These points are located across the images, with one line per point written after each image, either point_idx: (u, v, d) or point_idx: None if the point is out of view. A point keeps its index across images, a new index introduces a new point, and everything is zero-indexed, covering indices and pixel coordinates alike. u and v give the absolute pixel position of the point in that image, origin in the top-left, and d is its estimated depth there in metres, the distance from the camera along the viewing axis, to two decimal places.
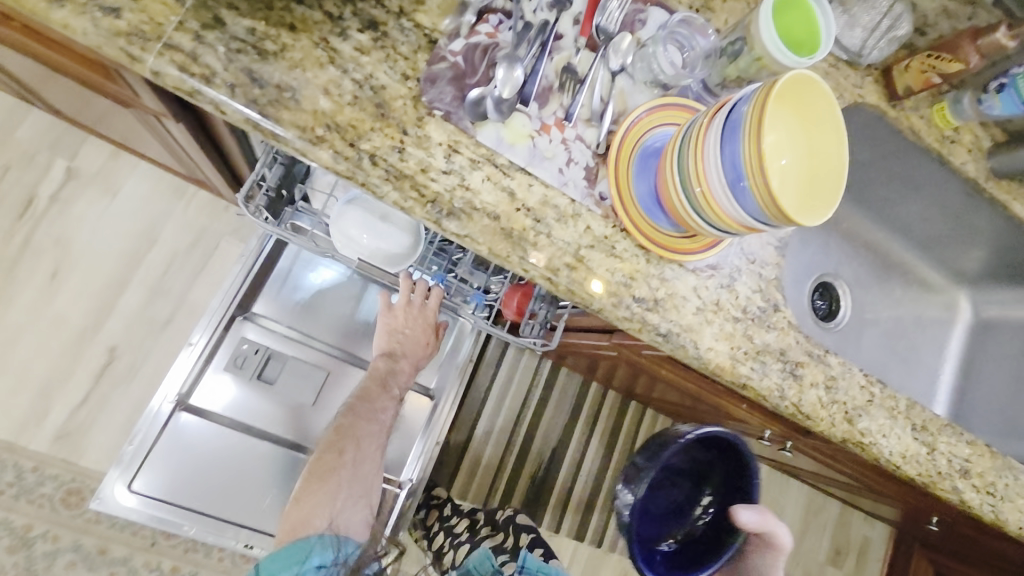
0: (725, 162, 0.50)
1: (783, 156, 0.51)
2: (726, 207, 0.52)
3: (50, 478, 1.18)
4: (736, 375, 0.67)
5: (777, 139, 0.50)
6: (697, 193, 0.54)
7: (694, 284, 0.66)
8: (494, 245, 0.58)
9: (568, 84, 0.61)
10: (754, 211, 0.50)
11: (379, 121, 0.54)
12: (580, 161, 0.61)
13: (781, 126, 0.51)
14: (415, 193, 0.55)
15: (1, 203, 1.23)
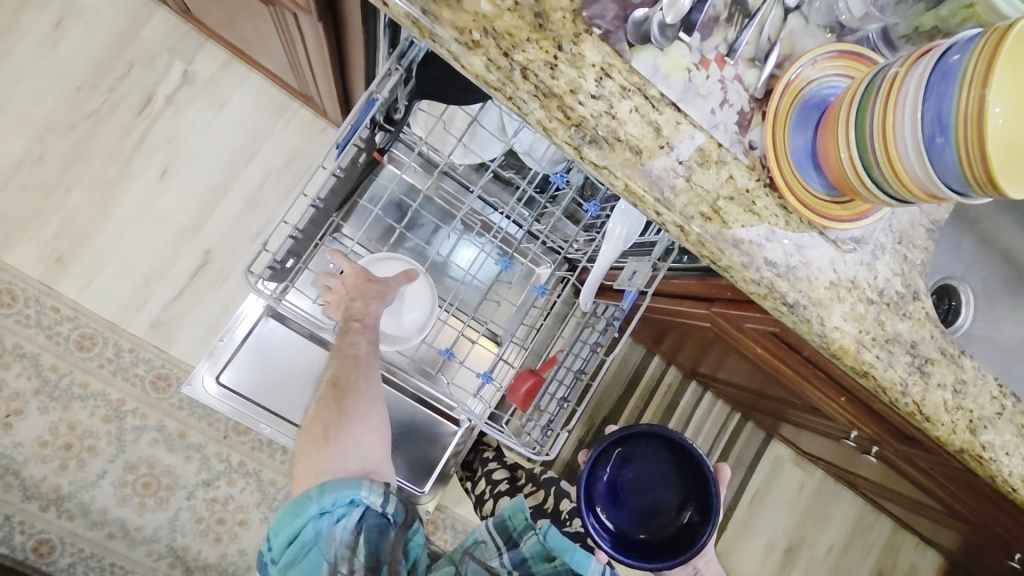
0: (925, 114, 0.45)
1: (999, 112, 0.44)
2: (914, 168, 0.46)
3: (144, 361, 1.26)
4: (859, 361, 0.62)
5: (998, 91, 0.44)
6: (877, 149, 0.48)
7: (832, 256, 0.61)
8: (631, 181, 0.55)
9: (735, 18, 0.56)
10: (949, 173, 0.45)
11: (535, 32, 0.51)
12: (735, 104, 0.57)
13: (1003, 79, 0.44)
14: (560, 114, 0.53)
15: (123, 98, 1.25)
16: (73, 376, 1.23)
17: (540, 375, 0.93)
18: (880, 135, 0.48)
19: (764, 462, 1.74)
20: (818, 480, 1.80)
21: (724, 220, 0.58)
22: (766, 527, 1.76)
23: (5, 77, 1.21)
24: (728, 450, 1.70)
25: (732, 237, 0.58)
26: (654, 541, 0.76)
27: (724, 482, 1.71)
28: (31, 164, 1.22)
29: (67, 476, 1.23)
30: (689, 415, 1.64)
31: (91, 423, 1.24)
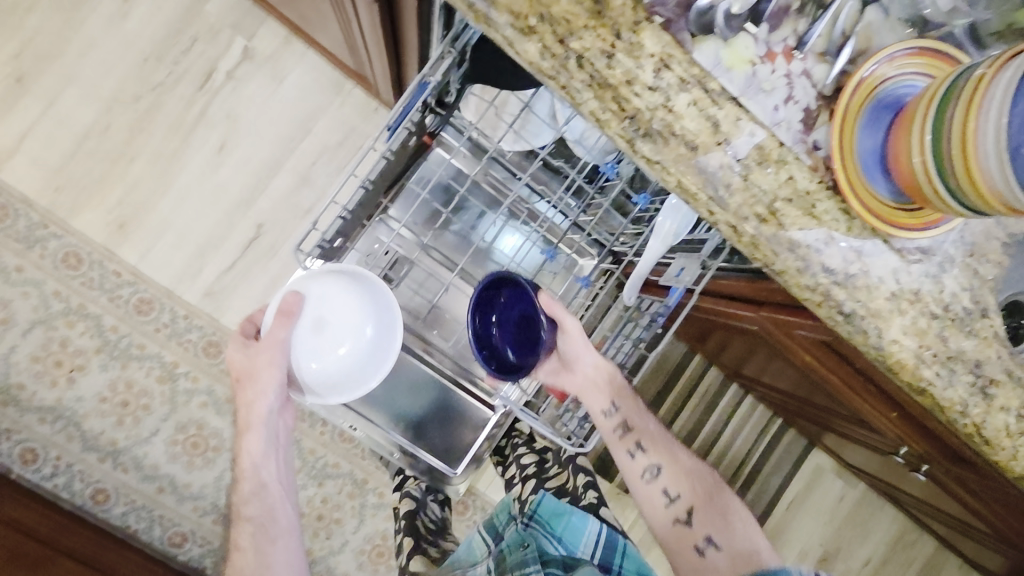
0: (1013, 123, 0.41)
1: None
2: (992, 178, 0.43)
3: (196, 327, 1.32)
4: (919, 379, 0.59)
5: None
6: (954, 155, 0.45)
7: (896, 266, 0.57)
8: (685, 177, 0.53)
9: (808, 9, 0.53)
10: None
11: (594, 19, 0.50)
12: (801, 100, 0.54)
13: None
14: (615, 105, 0.51)
15: (186, 73, 1.29)
16: (132, 338, 1.30)
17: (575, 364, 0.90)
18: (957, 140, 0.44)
19: (802, 470, 1.69)
20: (859, 492, 1.74)
21: (781, 223, 0.55)
22: (800, 535, 1.72)
23: (79, 49, 1.26)
24: (765, 454, 1.65)
25: (789, 241, 0.55)
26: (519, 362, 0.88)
27: (759, 486, 1.67)
28: (99, 135, 1.28)
29: (124, 431, 1.31)
30: (726, 415, 1.61)
31: (147, 383, 1.31)
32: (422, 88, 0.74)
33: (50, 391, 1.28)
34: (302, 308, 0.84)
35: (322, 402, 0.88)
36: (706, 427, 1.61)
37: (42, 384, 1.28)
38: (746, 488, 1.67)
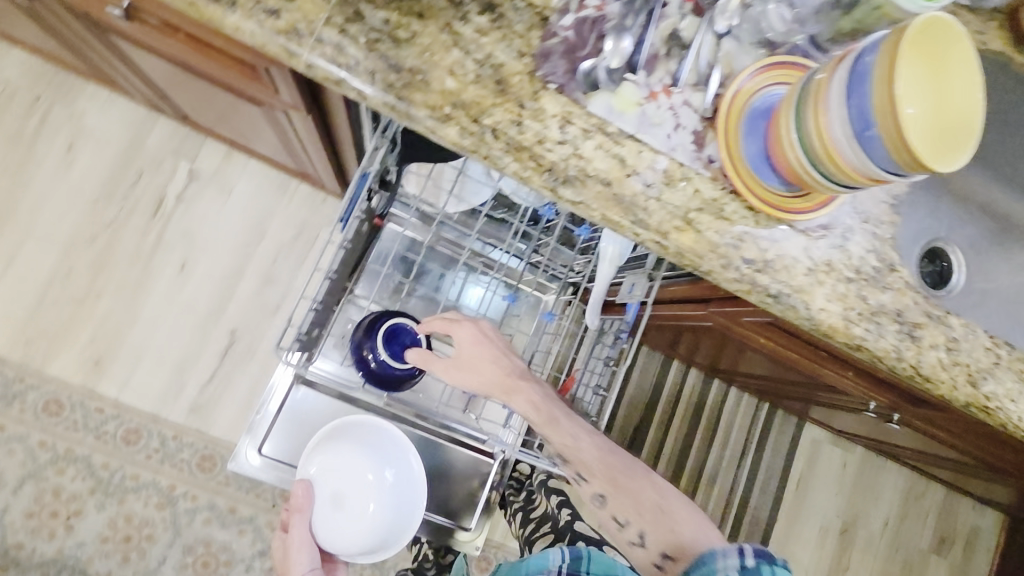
0: (850, 113, 0.50)
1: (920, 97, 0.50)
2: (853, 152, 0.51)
3: (187, 445, 1.32)
4: (850, 336, 0.66)
5: (908, 84, 0.49)
6: (815, 138, 0.54)
7: (805, 245, 0.66)
8: (607, 210, 0.60)
9: (674, 51, 0.63)
10: (876, 157, 0.50)
11: (499, 97, 0.58)
12: (688, 125, 0.63)
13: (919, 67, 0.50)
14: (533, 163, 0.59)
15: (137, 204, 1.35)
16: (124, 470, 1.29)
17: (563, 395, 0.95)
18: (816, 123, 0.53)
19: (802, 447, 1.74)
20: (859, 455, 1.80)
21: (699, 230, 0.63)
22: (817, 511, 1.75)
23: (29, 204, 1.31)
24: (763, 440, 1.70)
25: (709, 244, 0.63)
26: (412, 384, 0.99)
27: (766, 473, 1.71)
28: (61, 280, 1.31)
29: (131, 567, 1.28)
30: (717, 412, 1.67)
31: (147, 512, 1.29)
32: (365, 178, 0.81)
33: (48, 543, 1.25)
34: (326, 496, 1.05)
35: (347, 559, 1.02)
36: (702, 427, 1.66)
37: (39, 538, 1.25)
38: (754, 478, 1.70)
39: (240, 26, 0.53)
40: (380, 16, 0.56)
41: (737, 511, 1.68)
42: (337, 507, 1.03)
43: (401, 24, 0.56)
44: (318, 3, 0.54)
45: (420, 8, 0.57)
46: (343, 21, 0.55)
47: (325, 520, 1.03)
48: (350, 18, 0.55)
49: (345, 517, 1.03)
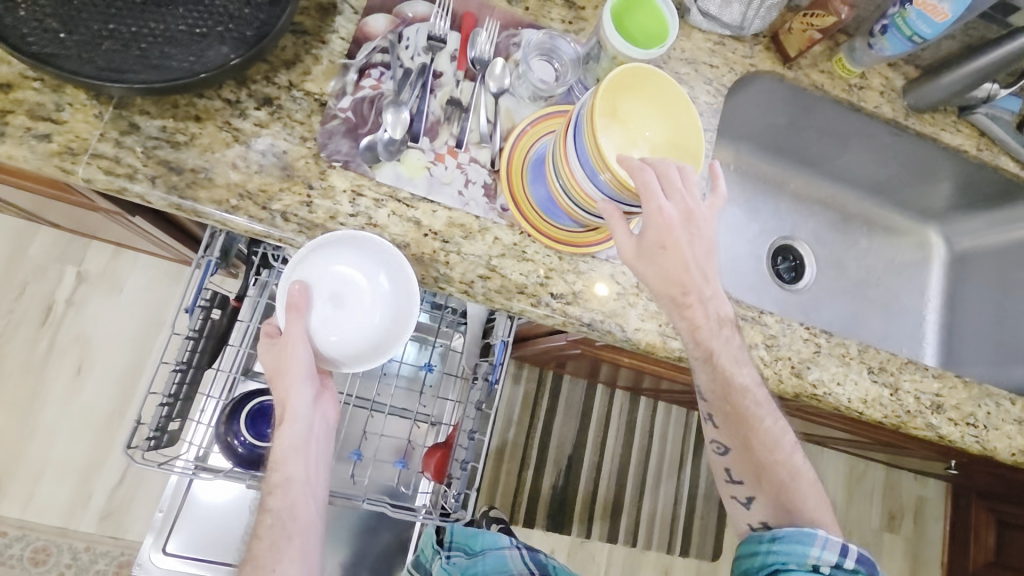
0: (581, 162, 0.57)
1: (643, 134, 0.57)
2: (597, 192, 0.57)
3: (102, 554, 1.28)
4: (668, 349, 0.70)
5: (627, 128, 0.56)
6: (570, 182, 0.60)
7: (611, 272, 0.70)
8: (408, 271, 0.64)
9: (454, 115, 0.68)
10: (614, 193, 0.57)
11: (285, 182, 0.62)
12: (477, 180, 0.67)
13: (640, 108, 0.57)
14: (328, 238, 0.62)
15: (26, 315, 1.33)
16: None
17: (448, 445, 0.95)
18: (567, 169, 0.59)
19: None
20: None
21: (503, 274, 0.67)
22: None
23: None
24: (699, 447, 1.74)
25: (516, 286, 0.67)
26: None
27: (707, 479, 1.73)
28: None
29: None
30: (649, 426, 1.70)
31: None
32: (211, 266, 0.82)
33: None
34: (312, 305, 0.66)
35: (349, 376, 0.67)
36: (637, 444, 1.68)
37: None
38: (697, 486, 1.73)
39: (11, 154, 0.55)
40: (156, 124, 0.59)
41: (684, 521, 1.69)
42: (337, 306, 0.67)
43: (179, 128, 0.60)
44: (91, 122, 0.58)
45: (197, 112, 0.61)
46: (118, 135, 0.58)
47: (326, 330, 0.67)
48: (125, 131, 0.58)
49: (349, 321, 0.67)
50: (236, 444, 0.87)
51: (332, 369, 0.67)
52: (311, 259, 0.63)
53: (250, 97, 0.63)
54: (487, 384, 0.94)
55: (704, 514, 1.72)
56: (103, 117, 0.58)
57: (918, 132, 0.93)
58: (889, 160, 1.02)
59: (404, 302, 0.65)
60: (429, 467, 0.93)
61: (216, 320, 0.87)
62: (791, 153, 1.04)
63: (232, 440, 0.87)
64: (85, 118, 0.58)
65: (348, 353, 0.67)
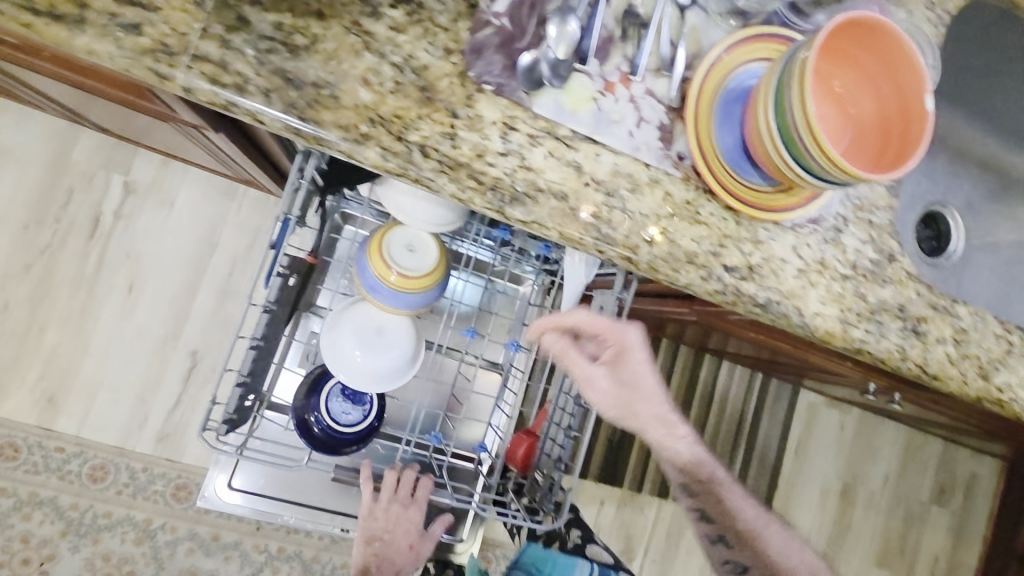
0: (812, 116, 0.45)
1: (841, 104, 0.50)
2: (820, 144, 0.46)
3: (159, 476, 1.25)
4: (850, 341, 0.59)
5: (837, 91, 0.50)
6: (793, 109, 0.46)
7: (794, 243, 0.58)
8: (565, 228, 0.52)
9: (631, 31, 0.53)
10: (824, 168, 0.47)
11: (425, 107, 0.49)
12: (652, 119, 0.54)
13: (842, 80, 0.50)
14: (473, 182, 0.50)
15: (72, 225, 1.24)
16: (95, 509, 1.23)
17: (536, 433, 0.86)
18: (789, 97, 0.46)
19: (798, 413, 1.69)
20: (856, 416, 1.75)
21: (671, 239, 0.55)
22: (816, 475, 1.72)
23: None
24: (759, 412, 1.65)
25: (685, 253, 0.55)
26: (354, 438, 0.76)
27: (762, 445, 1.66)
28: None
29: None
30: (712, 387, 1.60)
31: (125, 549, 1.24)
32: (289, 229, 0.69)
33: None
34: (362, 322, 0.75)
35: (378, 385, 0.76)
36: (697, 401, 1.59)
37: None
38: (752, 450, 1.66)
39: (95, 49, 0.42)
40: (269, 19, 0.46)
41: None
42: (376, 330, 0.75)
43: (298, 27, 0.46)
44: (189, 11, 0.45)
45: (319, 6, 0.47)
46: (223, 31, 0.45)
47: (354, 347, 0.75)
48: (231, 26, 0.45)
49: (374, 351, 0.75)
50: (313, 423, 0.75)
51: (363, 383, 0.75)
52: (360, 307, 0.76)
53: None
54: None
55: (755, 479, 1.65)
56: (203, 5, 0.45)
57: None
58: None
59: (395, 346, 0.76)
60: (517, 454, 0.85)
61: (290, 285, 0.75)
62: (951, 96, 0.87)
63: (310, 418, 0.74)
64: (182, 6, 0.45)
65: (369, 371, 0.75)
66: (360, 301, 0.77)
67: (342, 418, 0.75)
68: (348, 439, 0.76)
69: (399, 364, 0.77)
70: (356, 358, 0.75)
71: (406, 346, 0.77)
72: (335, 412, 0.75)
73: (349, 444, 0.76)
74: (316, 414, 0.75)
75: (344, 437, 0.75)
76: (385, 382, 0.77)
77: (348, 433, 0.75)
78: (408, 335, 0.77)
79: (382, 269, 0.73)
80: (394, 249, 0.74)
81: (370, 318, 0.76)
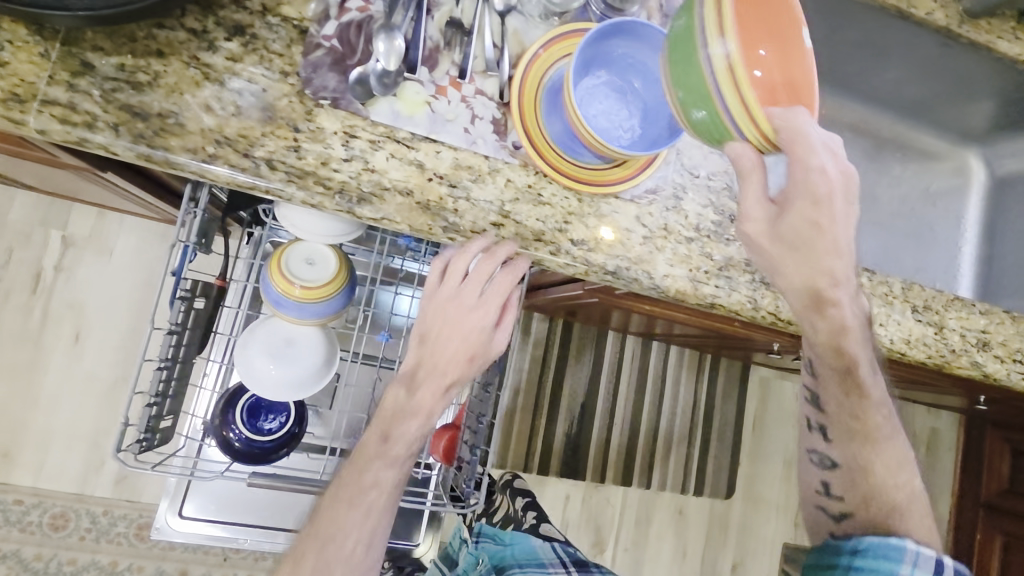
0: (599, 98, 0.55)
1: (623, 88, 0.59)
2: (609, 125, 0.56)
3: (121, 517, 1.28)
4: (701, 297, 0.64)
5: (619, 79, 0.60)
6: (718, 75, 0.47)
7: (636, 213, 0.64)
8: (413, 220, 0.57)
9: (455, 39, 0.59)
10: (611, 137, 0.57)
11: (267, 125, 0.54)
12: (485, 115, 0.59)
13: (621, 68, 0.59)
14: (320, 187, 0.55)
15: (14, 282, 1.27)
16: (60, 557, 1.24)
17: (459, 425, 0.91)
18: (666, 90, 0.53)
19: (751, 388, 1.75)
20: None
21: (518, 220, 0.60)
22: (777, 447, 1.76)
23: None
24: (713, 390, 1.70)
25: (532, 233, 0.60)
26: (277, 445, 0.80)
27: (720, 422, 1.71)
28: None
29: None
30: (664, 371, 1.65)
31: None
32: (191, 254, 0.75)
33: None
34: (270, 337, 0.79)
35: (296, 394, 0.80)
36: (650, 386, 1.64)
37: None
38: (711, 429, 1.70)
39: None
40: (112, 62, 0.51)
41: (698, 467, 1.68)
42: (286, 342, 0.79)
43: (140, 66, 0.52)
44: (37, 62, 0.50)
45: (158, 46, 0.52)
46: (70, 77, 0.50)
47: (267, 360, 0.79)
48: (77, 72, 0.51)
49: (287, 361, 0.79)
50: (234, 439, 0.78)
51: (281, 393, 0.79)
52: (268, 324, 0.80)
53: (218, 26, 0.54)
54: (493, 364, 0.85)
55: (717, 456, 1.70)
56: (50, 56, 0.50)
57: (971, 42, 0.86)
58: (928, 76, 0.94)
59: (307, 355, 0.80)
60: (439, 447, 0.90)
61: (200, 308, 0.79)
62: None
63: (231, 434, 0.78)
64: (30, 59, 0.50)
65: (285, 381, 0.79)
66: (269, 319, 0.81)
67: (263, 428, 0.80)
68: (272, 447, 0.80)
69: (313, 372, 0.81)
70: (271, 369, 0.79)
71: (316, 352, 0.81)
72: (254, 424, 0.79)
73: (274, 451, 0.80)
74: (235, 428, 0.78)
75: (268, 445, 0.79)
76: (302, 391, 0.80)
77: (270, 441, 0.80)
78: (319, 344, 0.81)
79: (286, 284, 0.77)
80: (294, 264, 0.78)
81: (278, 332, 0.80)
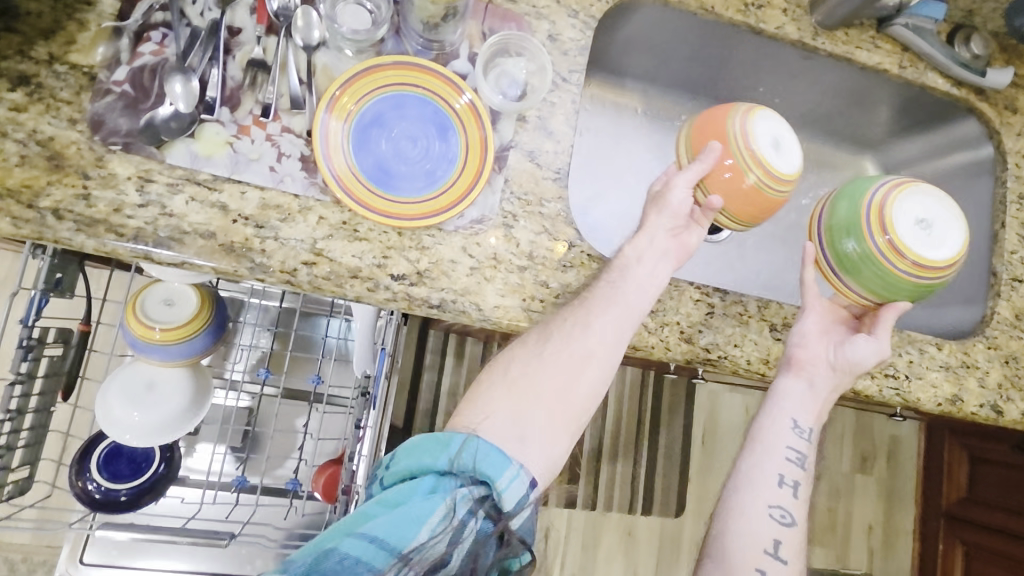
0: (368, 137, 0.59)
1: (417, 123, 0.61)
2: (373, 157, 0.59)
3: (42, 563, 1.26)
4: (534, 326, 0.63)
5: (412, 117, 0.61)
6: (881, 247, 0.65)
7: (462, 243, 0.62)
8: (216, 263, 0.56)
9: (259, 78, 0.59)
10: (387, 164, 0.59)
11: (54, 174, 0.53)
12: (293, 153, 0.59)
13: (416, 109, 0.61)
14: (113, 235, 0.54)
15: None
16: None
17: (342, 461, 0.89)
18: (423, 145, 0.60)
19: (699, 402, 1.72)
20: (760, 397, 1.77)
21: (331, 258, 0.59)
22: (729, 461, 1.73)
23: None
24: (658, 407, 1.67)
25: (347, 269, 0.59)
26: (137, 494, 0.78)
27: (668, 438, 1.67)
28: None
29: None
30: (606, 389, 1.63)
31: None
32: (43, 301, 0.74)
33: None
34: (128, 382, 0.78)
35: (158, 437, 0.78)
36: None
37: None
38: (658, 446, 1.67)
39: None
40: None
41: (646, 486, 1.64)
42: (145, 386, 0.78)
43: None
44: None
45: None
46: None
47: (125, 407, 0.77)
48: None
49: (146, 406, 0.77)
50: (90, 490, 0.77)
51: (142, 438, 0.77)
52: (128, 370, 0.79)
53: (1, 78, 0.54)
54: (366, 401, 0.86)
55: (666, 473, 1.67)
56: None
57: (832, 53, 0.85)
58: (805, 86, 0.92)
59: (167, 398, 0.78)
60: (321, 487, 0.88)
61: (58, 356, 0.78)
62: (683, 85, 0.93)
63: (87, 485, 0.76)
64: None
65: (144, 427, 0.77)
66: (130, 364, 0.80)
67: (123, 477, 0.78)
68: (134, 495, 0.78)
69: (176, 414, 0.79)
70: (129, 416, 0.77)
71: (179, 395, 0.79)
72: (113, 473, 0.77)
73: (136, 499, 0.78)
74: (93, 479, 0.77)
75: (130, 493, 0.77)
76: (164, 434, 0.79)
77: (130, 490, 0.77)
78: (182, 385, 0.80)
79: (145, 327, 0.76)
80: (151, 307, 0.77)
81: (137, 377, 0.78)
